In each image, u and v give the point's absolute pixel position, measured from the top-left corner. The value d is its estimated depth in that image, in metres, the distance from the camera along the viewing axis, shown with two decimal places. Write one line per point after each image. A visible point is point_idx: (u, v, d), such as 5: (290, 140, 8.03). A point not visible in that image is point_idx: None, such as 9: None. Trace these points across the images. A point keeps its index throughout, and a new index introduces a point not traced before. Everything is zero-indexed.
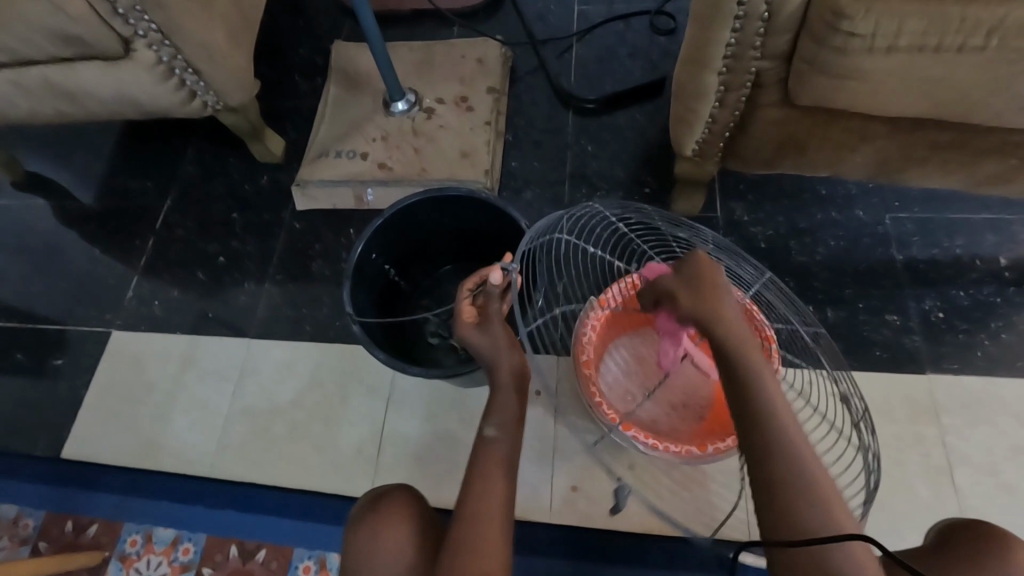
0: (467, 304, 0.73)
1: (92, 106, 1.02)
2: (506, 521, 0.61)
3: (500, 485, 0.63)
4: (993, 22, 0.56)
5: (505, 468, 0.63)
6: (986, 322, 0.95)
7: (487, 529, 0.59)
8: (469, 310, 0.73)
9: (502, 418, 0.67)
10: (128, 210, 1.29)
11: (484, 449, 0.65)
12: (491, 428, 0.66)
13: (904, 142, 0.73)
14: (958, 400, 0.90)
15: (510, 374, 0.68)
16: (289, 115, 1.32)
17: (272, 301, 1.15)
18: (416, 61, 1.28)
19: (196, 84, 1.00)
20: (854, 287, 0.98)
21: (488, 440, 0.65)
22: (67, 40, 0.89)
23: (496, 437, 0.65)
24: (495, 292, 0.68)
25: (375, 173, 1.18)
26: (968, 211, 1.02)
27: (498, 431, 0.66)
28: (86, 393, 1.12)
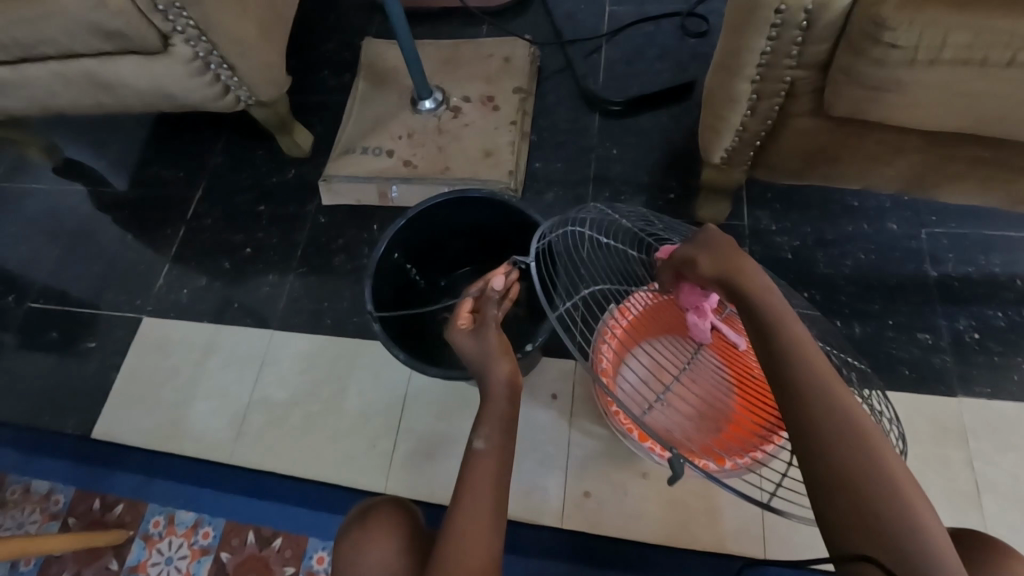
0: (463, 309, 0.73)
1: (130, 99, 1.05)
2: (494, 525, 0.61)
3: (490, 492, 0.62)
4: None
5: (495, 476, 0.63)
6: (1022, 344, 0.92)
7: (472, 535, 0.60)
8: (465, 315, 0.73)
9: (491, 429, 0.66)
10: (160, 199, 1.32)
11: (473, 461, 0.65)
12: (480, 441, 0.66)
13: (942, 157, 0.71)
14: (989, 424, 0.87)
15: (501, 383, 0.67)
16: (317, 109, 1.33)
17: (295, 294, 1.17)
18: (443, 59, 1.29)
19: (230, 79, 1.02)
20: (882, 303, 0.96)
21: (476, 453, 0.65)
22: (109, 34, 0.91)
23: (484, 450, 0.65)
24: (495, 297, 0.71)
25: (399, 170, 1.19)
26: (1007, 228, 0.98)
27: (487, 443, 0.65)
28: (116, 375, 1.16)
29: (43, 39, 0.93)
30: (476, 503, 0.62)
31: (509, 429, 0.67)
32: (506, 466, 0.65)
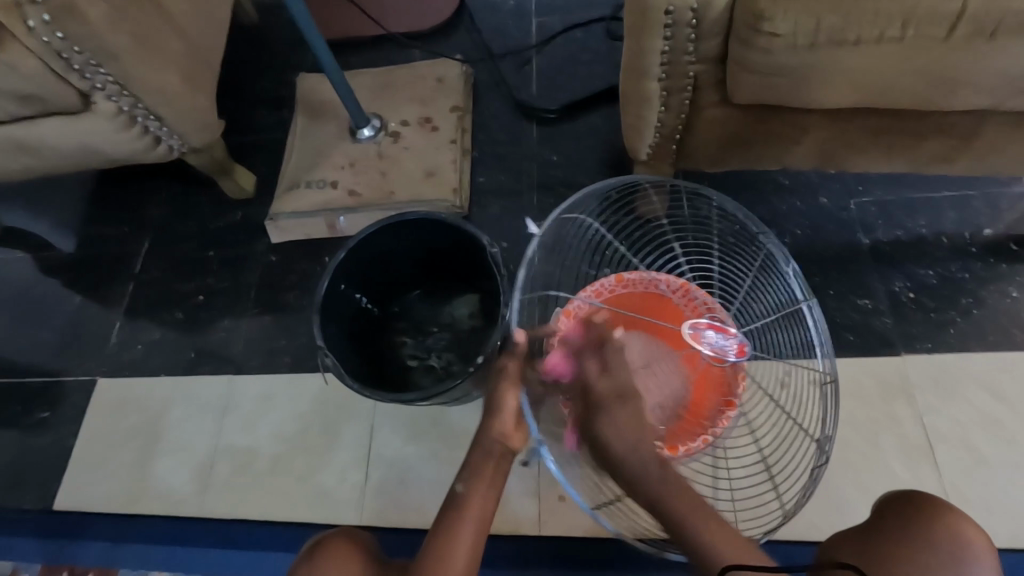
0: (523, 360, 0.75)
1: (58, 159, 1.03)
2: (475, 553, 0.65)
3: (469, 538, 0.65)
4: (909, 10, 0.57)
5: (476, 523, 0.66)
6: (954, 297, 0.96)
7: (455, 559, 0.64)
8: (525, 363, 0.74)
9: (470, 473, 0.69)
10: (105, 255, 1.30)
11: (453, 502, 0.68)
12: (460, 484, 0.69)
13: (845, 131, 0.75)
14: (933, 378, 0.91)
15: (499, 439, 0.70)
16: (257, 148, 1.33)
17: (253, 334, 1.16)
18: (378, 86, 1.30)
19: (159, 129, 1.01)
20: (822, 274, 0.99)
21: (458, 495, 0.68)
22: (26, 97, 0.90)
23: (463, 493, 0.68)
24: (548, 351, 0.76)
25: (344, 200, 1.19)
26: (929, 190, 1.03)
27: (466, 486, 0.69)
28: (73, 441, 1.13)
29: None
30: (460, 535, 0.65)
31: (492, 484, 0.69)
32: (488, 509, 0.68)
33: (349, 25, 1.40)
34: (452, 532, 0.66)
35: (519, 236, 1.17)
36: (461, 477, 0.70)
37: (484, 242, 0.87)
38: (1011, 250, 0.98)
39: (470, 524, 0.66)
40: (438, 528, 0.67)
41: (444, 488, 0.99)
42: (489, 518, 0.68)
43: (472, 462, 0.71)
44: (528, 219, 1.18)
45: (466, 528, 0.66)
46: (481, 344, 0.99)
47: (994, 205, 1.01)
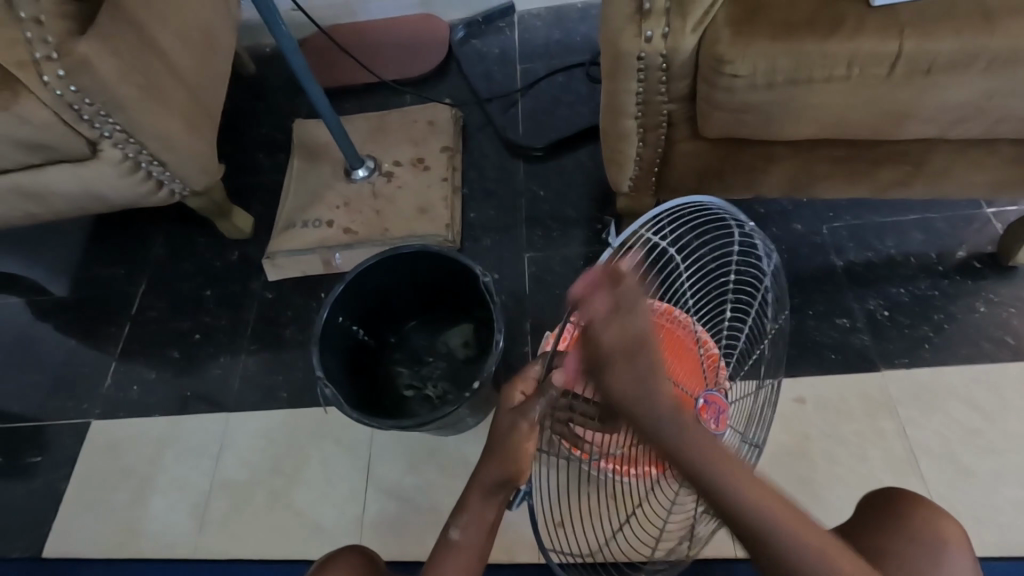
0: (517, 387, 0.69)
1: (62, 205, 1.07)
2: None
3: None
4: (850, 54, 0.63)
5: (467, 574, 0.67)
6: (926, 314, 1.01)
7: None
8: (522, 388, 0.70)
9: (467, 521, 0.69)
10: (101, 297, 1.31)
11: (448, 547, 0.69)
12: (456, 530, 0.70)
13: (810, 161, 0.80)
14: (912, 392, 0.94)
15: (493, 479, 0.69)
16: (254, 190, 1.38)
17: (250, 371, 1.17)
18: (371, 130, 1.37)
19: (162, 174, 1.05)
20: (800, 295, 1.04)
21: (453, 540, 0.69)
22: (35, 147, 0.94)
23: (460, 540, 0.69)
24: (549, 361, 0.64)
25: (340, 238, 1.23)
26: (895, 214, 1.10)
27: (461, 531, 0.69)
28: (64, 485, 1.12)
29: None
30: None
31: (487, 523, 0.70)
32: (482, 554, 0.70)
33: (343, 74, 1.47)
34: (441, 565, 0.68)
35: (510, 268, 1.21)
36: (456, 521, 0.69)
37: (477, 272, 0.90)
38: (976, 268, 1.03)
39: (456, 559, 0.68)
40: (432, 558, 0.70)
41: (439, 518, 0.99)
42: (482, 550, 0.70)
43: (468, 501, 0.70)
44: (517, 251, 1.23)
45: (454, 562, 0.68)
46: (476, 372, 1.02)
47: (957, 226, 1.07)
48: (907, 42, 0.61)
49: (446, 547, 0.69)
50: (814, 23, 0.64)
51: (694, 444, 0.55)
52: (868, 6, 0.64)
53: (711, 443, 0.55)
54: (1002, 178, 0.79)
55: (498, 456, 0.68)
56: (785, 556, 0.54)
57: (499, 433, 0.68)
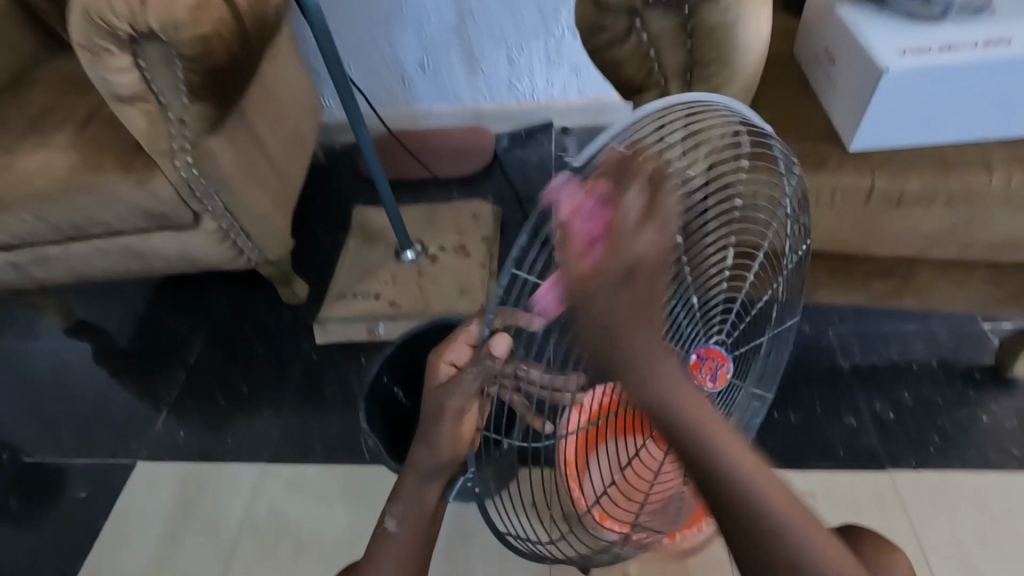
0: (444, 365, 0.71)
1: (156, 263, 1.24)
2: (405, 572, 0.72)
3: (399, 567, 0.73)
4: (832, 185, 0.75)
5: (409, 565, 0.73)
6: (932, 419, 1.06)
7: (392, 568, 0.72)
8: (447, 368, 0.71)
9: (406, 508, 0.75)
10: (162, 347, 1.44)
11: (389, 541, 0.74)
12: (393, 521, 0.75)
13: (808, 268, 0.91)
14: (919, 492, 0.98)
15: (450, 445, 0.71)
16: (312, 263, 1.55)
17: (289, 426, 1.26)
18: (422, 219, 1.56)
19: (245, 244, 1.22)
20: (809, 392, 1.10)
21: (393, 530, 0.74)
22: (152, 215, 1.13)
23: (396, 531, 0.74)
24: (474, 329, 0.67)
25: (385, 309, 1.37)
26: (897, 322, 1.18)
27: (400, 524, 0.74)
28: (104, 522, 1.18)
29: (95, 222, 1.13)
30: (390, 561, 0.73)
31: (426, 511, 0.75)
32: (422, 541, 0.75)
33: (400, 168, 1.69)
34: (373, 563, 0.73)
35: None
36: (395, 514, 0.75)
37: None
38: (977, 378, 1.10)
39: (394, 548, 0.73)
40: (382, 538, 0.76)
41: None
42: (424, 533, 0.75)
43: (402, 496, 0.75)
44: None
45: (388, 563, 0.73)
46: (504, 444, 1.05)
47: (958, 337, 1.15)
48: (878, 179, 0.74)
49: (381, 541, 0.75)
50: (803, 159, 0.77)
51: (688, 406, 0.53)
52: (846, 150, 0.76)
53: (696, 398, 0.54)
54: (983, 297, 0.90)
55: (435, 443, 0.71)
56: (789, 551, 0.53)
57: (430, 421, 0.71)
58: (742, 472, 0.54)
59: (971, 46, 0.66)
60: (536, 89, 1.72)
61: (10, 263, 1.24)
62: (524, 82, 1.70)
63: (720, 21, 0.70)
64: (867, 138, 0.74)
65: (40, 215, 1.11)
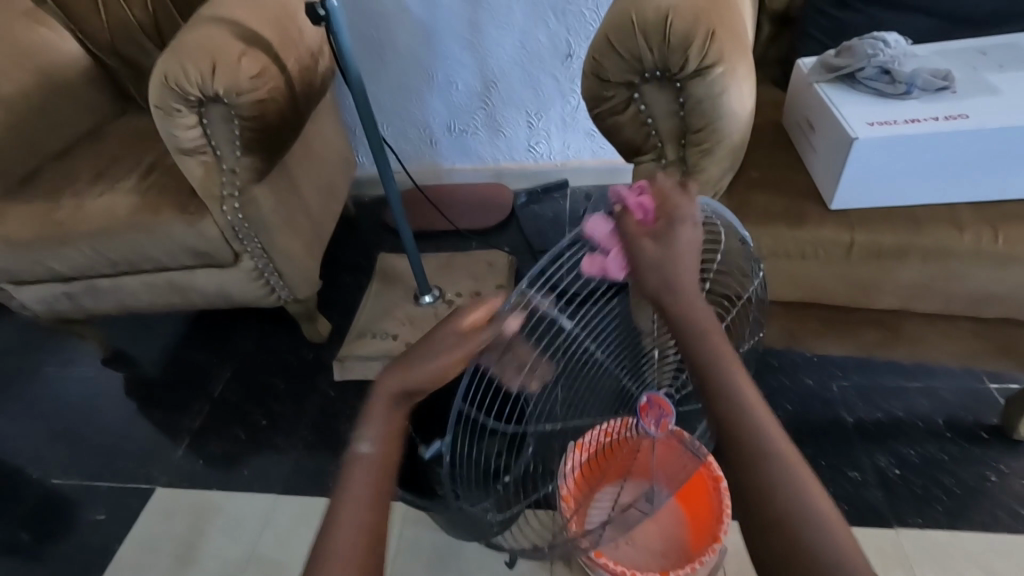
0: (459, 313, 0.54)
1: (195, 298, 1.34)
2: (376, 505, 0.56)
3: (366, 486, 0.56)
4: (814, 240, 0.82)
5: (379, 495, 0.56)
6: (938, 476, 1.05)
7: (364, 500, 0.56)
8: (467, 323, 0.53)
9: (377, 431, 0.56)
10: (190, 379, 1.52)
11: (358, 463, 0.57)
12: (365, 443, 0.56)
13: (801, 318, 0.96)
14: (926, 552, 0.96)
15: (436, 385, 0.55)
16: (335, 304, 1.64)
17: (302, 459, 1.30)
18: (440, 266, 1.66)
19: (276, 282, 1.32)
20: (812, 445, 1.11)
21: (363, 456, 0.56)
22: (197, 253, 1.24)
23: (369, 454, 0.56)
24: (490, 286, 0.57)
25: (401, 350, 1.44)
26: (899, 379, 1.19)
27: (375, 446, 0.56)
28: (119, 546, 1.22)
29: (146, 257, 1.25)
30: (355, 486, 0.56)
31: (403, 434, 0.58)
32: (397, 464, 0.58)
33: (424, 219, 1.81)
34: (334, 518, 0.55)
35: None
36: (369, 433, 0.56)
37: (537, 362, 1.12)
38: (983, 437, 1.09)
39: (363, 478, 0.56)
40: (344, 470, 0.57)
41: None
42: (395, 470, 0.58)
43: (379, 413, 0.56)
44: None
45: (349, 510, 0.55)
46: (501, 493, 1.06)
47: (964, 396, 1.15)
48: (857, 234, 0.80)
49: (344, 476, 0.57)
50: (786, 215, 0.84)
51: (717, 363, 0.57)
52: (827, 207, 0.83)
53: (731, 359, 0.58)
54: (974, 349, 0.93)
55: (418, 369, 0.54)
56: (800, 528, 0.48)
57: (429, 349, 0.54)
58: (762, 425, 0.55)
59: (931, 119, 0.75)
60: (553, 150, 1.85)
61: (64, 293, 1.36)
62: (542, 144, 1.83)
63: (708, 93, 0.79)
64: (846, 198, 0.81)
65: (99, 250, 1.24)
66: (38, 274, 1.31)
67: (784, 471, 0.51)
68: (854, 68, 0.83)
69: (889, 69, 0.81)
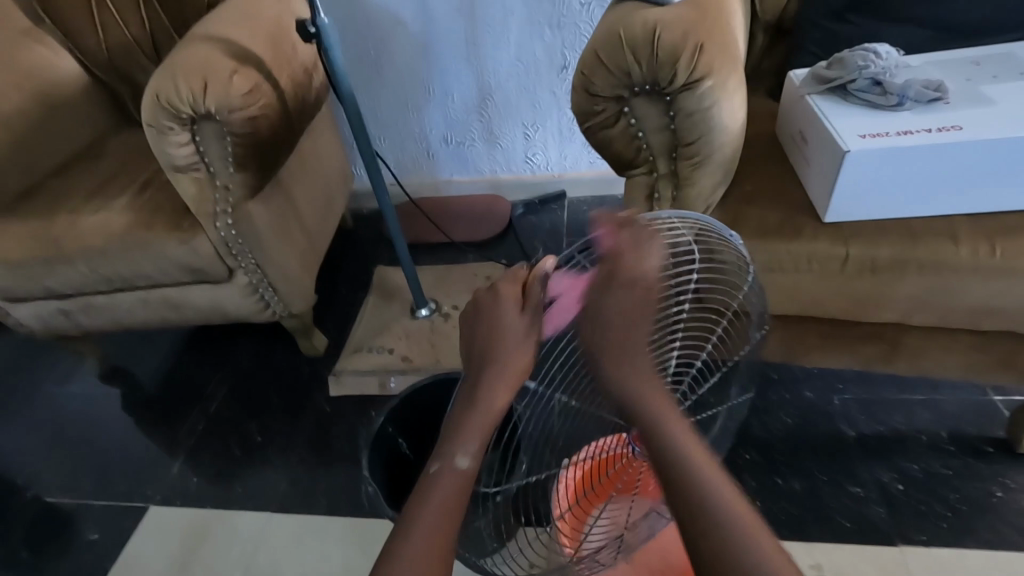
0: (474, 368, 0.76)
1: (190, 314, 1.34)
2: (450, 525, 0.63)
3: (440, 513, 0.64)
4: (809, 253, 0.81)
5: (456, 511, 0.64)
6: (943, 493, 1.03)
7: (440, 519, 0.63)
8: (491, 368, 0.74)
9: (467, 448, 0.68)
10: (186, 394, 1.51)
11: (441, 482, 0.66)
12: (463, 458, 0.67)
13: (799, 331, 0.94)
14: (932, 572, 0.94)
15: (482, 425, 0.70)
16: (332, 318, 1.64)
17: (297, 476, 1.29)
18: (437, 280, 1.66)
19: (271, 297, 1.31)
20: (813, 460, 1.09)
21: (460, 470, 0.67)
22: (191, 269, 1.24)
23: (465, 468, 0.67)
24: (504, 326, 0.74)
25: (397, 364, 1.43)
26: (902, 392, 1.17)
27: (472, 461, 0.67)
28: (112, 566, 1.21)
29: (141, 274, 1.25)
30: (428, 512, 0.64)
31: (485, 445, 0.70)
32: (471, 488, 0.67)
33: (421, 231, 1.80)
34: (402, 539, 0.62)
35: None
36: (467, 449, 0.68)
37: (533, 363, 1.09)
38: (989, 451, 1.07)
39: (454, 487, 0.66)
40: (414, 496, 0.66)
41: None
42: (469, 497, 0.66)
43: (473, 434, 0.69)
44: None
45: (429, 514, 0.63)
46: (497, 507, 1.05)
47: (969, 410, 1.13)
48: (852, 247, 0.79)
49: (432, 481, 0.66)
50: (780, 229, 0.83)
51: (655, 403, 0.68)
52: (821, 220, 0.82)
53: (666, 403, 0.69)
54: (977, 362, 0.91)
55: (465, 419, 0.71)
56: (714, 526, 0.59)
57: (464, 410, 0.72)
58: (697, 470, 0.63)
59: (923, 131, 0.74)
60: (550, 161, 1.85)
61: (60, 310, 1.36)
62: (539, 155, 1.83)
63: (697, 107, 0.78)
64: (840, 211, 0.80)
65: (94, 267, 1.24)
66: (33, 292, 1.31)
67: (705, 486, 0.62)
68: (845, 79, 0.82)
69: (880, 81, 0.80)
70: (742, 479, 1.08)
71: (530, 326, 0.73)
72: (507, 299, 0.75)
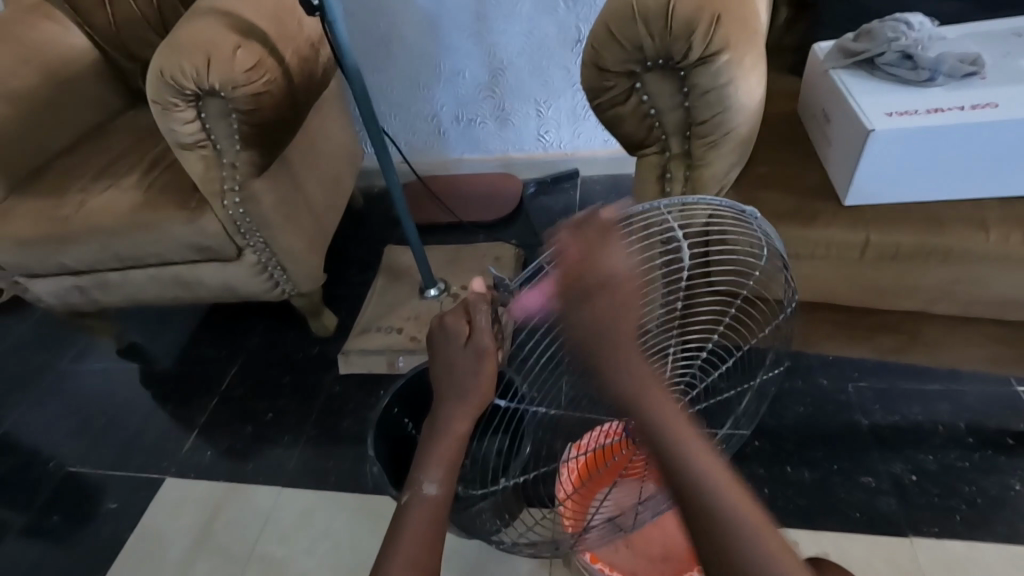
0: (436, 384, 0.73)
1: (202, 292, 1.35)
2: (433, 549, 0.65)
3: (426, 533, 0.65)
4: (825, 240, 0.77)
5: (435, 532, 0.65)
6: (958, 485, 1.00)
7: (424, 549, 0.64)
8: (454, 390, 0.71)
9: (438, 472, 0.68)
10: (199, 371, 1.54)
11: (418, 503, 0.67)
12: (431, 486, 0.67)
13: (813, 319, 0.91)
14: (942, 566, 0.92)
15: (451, 445, 0.70)
16: (342, 298, 1.64)
17: (307, 453, 1.31)
18: (447, 261, 1.64)
19: (280, 277, 1.32)
20: (824, 450, 1.07)
21: (430, 497, 0.67)
22: (200, 248, 1.24)
23: (436, 494, 0.67)
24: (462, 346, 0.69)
25: (406, 345, 1.44)
26: (919, 382, 1.14)
27: (438, 488, 0.67)
28: (129, 535, 1.25)
29: (152, 253, 1.26)
30: (408, 536, 0.65)
31: (455, 468, 0.70)
32: (447, 509, 0.68)
33: (430, 211, 1.78)
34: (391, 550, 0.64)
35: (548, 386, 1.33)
36: (433, 476, 0.68)
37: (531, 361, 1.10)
38: (1009, 444, 1.04)
39: (428, 515, 0.66)
40: (395, 520, 0.67)
41: None
42: (447, 518, 0.67)
43: (439, 460, 0.69)
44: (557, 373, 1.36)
45: (407, 545, 0.64)
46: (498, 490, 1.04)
47: (989, 401, 1.10)
48: (871, 234, 0.76)
49: (407, 514, 0.66)
50: (796, 213, 0.79)
51: (655, 394, 0.63)
52: (841, 204, 0.79)
53: (672, 412, 0.63)
54: (1000, 354, 0.88)
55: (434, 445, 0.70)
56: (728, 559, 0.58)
57: (429, 439, 0.71)
58: (719, 493, 0.59)
59: (956, 109, 0.70)
60: (563, 140, 1.80)
61: (76, 287, 1.38)
62: (551, 133, 1.79)
63: (712, 84, 0.75)
64: (862, 194, 0.76)
65: (105, 245, 1.25)
66: (49, 269, 1.33)
67: (726, 511, 0.59)
68: (873, 53, 0.78)
69: (911, 55, 0.76)
70: (750, 468, 1.07)
71: (483, 356, 0.69)
72: (454, 333, 0.70)
